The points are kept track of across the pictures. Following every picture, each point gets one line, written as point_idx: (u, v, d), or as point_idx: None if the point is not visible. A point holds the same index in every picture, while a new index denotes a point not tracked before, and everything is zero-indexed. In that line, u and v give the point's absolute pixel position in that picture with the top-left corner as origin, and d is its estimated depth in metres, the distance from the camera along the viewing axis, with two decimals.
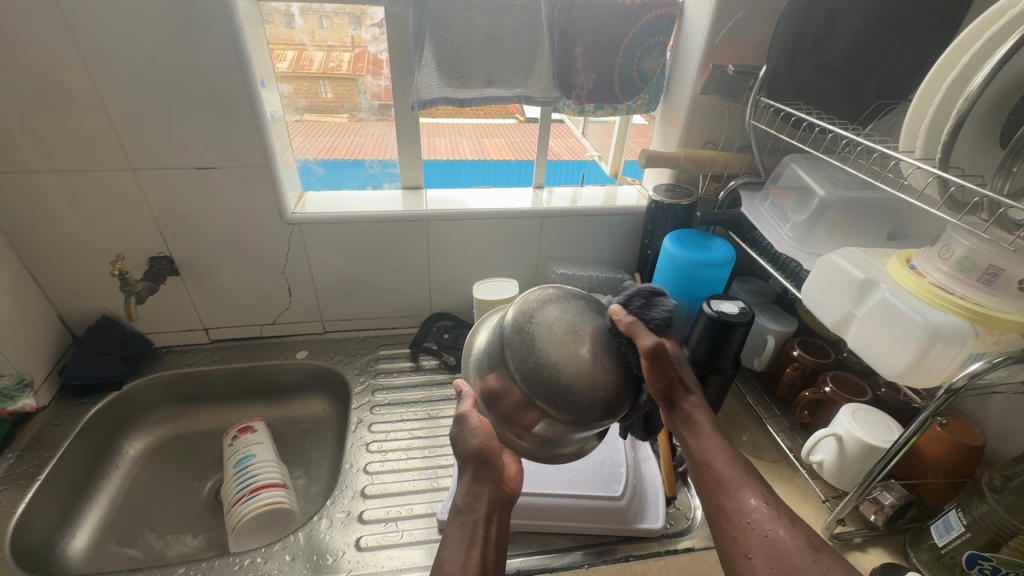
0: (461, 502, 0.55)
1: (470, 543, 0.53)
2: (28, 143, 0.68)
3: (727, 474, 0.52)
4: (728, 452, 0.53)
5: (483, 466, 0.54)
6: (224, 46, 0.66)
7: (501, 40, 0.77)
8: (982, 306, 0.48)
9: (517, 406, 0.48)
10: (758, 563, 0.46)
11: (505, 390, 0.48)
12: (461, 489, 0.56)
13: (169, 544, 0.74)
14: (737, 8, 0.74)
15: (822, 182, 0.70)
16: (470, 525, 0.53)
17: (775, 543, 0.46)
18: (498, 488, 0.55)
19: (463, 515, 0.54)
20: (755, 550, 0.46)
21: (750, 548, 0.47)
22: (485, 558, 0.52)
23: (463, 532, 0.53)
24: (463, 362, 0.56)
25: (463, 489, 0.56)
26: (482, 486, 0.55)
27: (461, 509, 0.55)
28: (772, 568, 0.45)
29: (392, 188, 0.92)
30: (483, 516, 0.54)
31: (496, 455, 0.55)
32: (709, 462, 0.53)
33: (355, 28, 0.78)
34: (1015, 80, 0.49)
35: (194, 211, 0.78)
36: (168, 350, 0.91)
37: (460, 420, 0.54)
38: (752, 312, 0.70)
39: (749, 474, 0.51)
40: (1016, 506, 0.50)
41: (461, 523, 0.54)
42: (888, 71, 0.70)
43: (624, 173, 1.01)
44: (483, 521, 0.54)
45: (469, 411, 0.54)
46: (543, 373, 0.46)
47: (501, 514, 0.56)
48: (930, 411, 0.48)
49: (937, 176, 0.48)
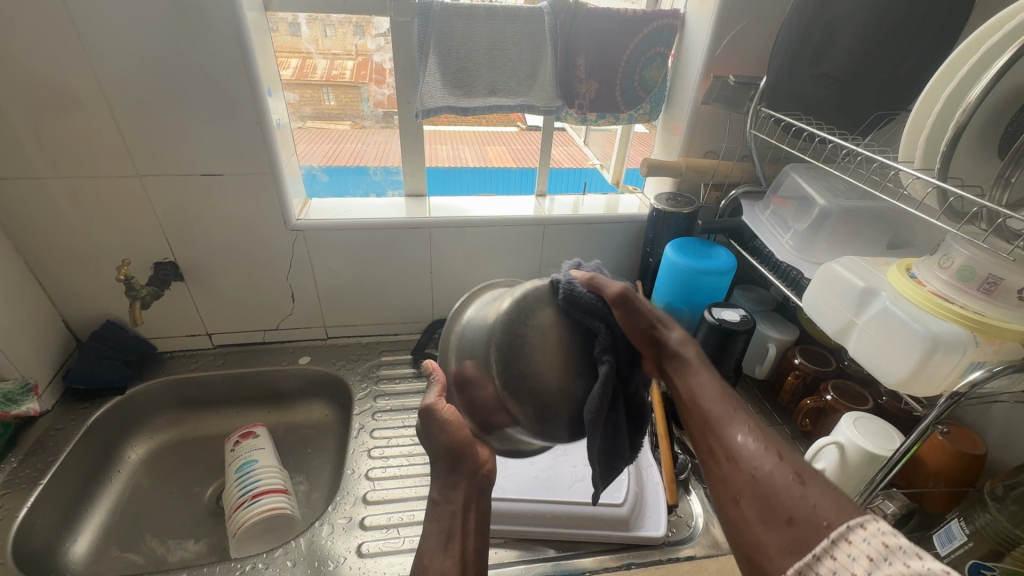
0: (437, 493, 0.52)
1: (449, 536, 0.50)
2: (37, 148, 0.69)
3: (713, 415, 0.47)
4: (713, 392, 0.48)
5: (457, 462, 0.50)
6: (234, 57, 0.67)
7: (505, 50, 0.78)
8: (981, 315, 0.48)
9: (489, 403, 0.48)
10: (745, 506, 0.40)
11: (479, 381, 0.48)
12: (434, 484, 0.51)
13: (170, 549, 0.74)
14: (737, 20, 0.75)
15: (822, 192, 0.71)
16: (447, 518, 0.50)
17: (763, 481, 0.40)
18: (475, 477, 0.51)
19: (440, 507, 0.51)
20: (743, 491, 0.41)
21: (738, 490, 0.41)
22: (466, 549, 0.49)
23: (438, 524, 0.50)
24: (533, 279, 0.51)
25: (438, 483, 0.52)
26: (458, 479, 0.50)
27: (437, 502, 0.51)
28: (759, 507, 0.39)
29: (395, 195, 0.93)
30: (461, 507, 0.51)
31: (472, 442, 0.50)
32: (699, 399, 0.48)
33: (360, 37, 0.79)
34: (1012, 93, 0.50)
35: (200, 217, 0.78)
36: (171, 354, 0.91)
37: (425, 412, 0.49)
38: (754, 321, 0.70)
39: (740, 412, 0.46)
40: (1017, 516, 0.51)
41: (436, 515, 0.51)
42: (888, 81, 0.71)
43: (626, 181, 1.02)
44: (461, 512, 0.51)
45: (436, 401, 0.49)
46: (507, 324, 0.47)
47: (481, 499, 0.52)
48: (931, 419, 0.48)
49: (936, 186, 0.49)
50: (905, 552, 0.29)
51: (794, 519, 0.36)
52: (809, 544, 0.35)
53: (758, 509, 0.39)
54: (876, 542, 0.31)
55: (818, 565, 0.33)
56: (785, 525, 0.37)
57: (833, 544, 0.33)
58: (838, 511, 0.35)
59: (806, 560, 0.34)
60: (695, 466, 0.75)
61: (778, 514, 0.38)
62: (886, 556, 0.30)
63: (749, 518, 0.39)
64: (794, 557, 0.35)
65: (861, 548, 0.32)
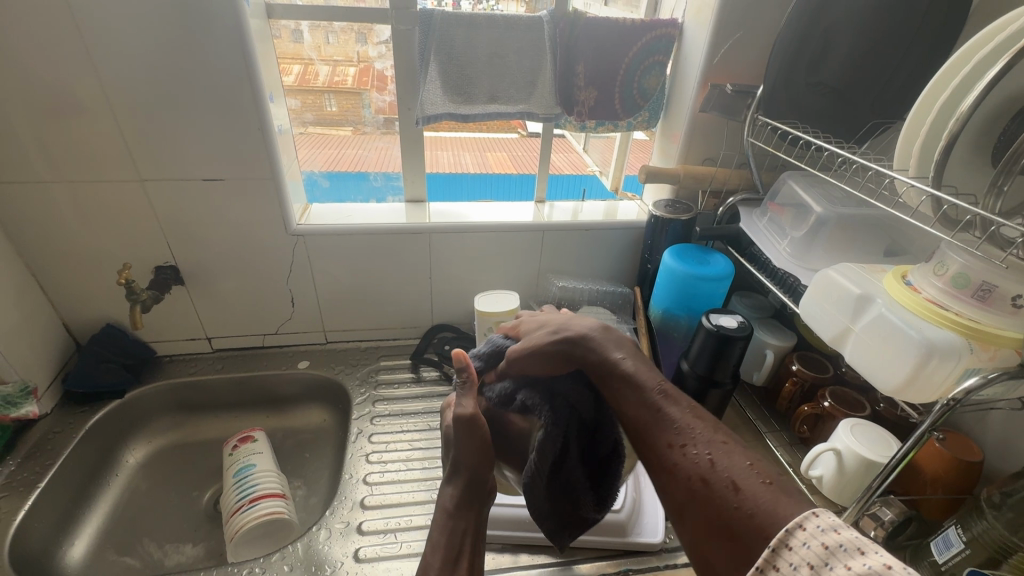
0: (449, 505, 0.55)
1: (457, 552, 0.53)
2: (40, 153, 0.69)
3: (642, 417, 0.46)
4: (637, 390, 0.48)
5: (478, 477, 0.55)
6: (237, 63, 0.68)
7: (505, 58, 0.79)
8: (976, 322, 0.48)
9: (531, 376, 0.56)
10: (691, 518, 0.40)
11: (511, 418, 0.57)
12: (451, 494, 0.55)
13: (167, 553, 0.74)
14: (734, 30, 0.76)
15: (818, 199, 0.72)
16: (459, 534, 0.54)
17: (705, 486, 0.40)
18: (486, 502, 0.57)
19: (454, 520, 0.54)
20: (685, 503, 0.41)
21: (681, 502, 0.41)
22: (472, 569, 0.53)
23: (449, 538, 0.53)
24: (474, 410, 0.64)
25: (455, 494, 0.55)
26: (473, 499, 0.55)
27: (450, 514, 0.54)
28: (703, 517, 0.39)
29: (395, 202, 0.94)
30: (472, 526, 0.55)
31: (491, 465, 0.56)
32: (630, 394, 0.48)
33: (363, 45, 0.80)
34: (1004, 102, 0.51)
35: (202, 222, 0.79)
36: (171, 358, 0.92)
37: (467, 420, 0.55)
38: (751, 326, 0.71)
39: (673, 404, 0.46)
40: (1015, 523, 0.51)
41: (447, 528, 0.54)
42: (885, 90, 0.71)
43: (625, 188, 1.03)
44: (471, 531, 0.54)
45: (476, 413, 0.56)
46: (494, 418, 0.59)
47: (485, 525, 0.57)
48: (927, 425, 0.48)
49: (930, 194, 0.49)
50: (846, 552, 0.31)
51: (736, 533, 0.37)
52: (753, 557, 0.35)
53: (702, 523, 0.39)
54: (816, 546, 0.32)
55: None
56: (728, 539, 0.37)
57: (776, 553, 0.34)
58: (779, 518, 0.35)
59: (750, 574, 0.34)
60: None
61: (720, 527, 0.38)
62: (827, 559, 0.31)
63: (697, 534, 0.39)
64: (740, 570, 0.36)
65: (803, 555, 0.32)
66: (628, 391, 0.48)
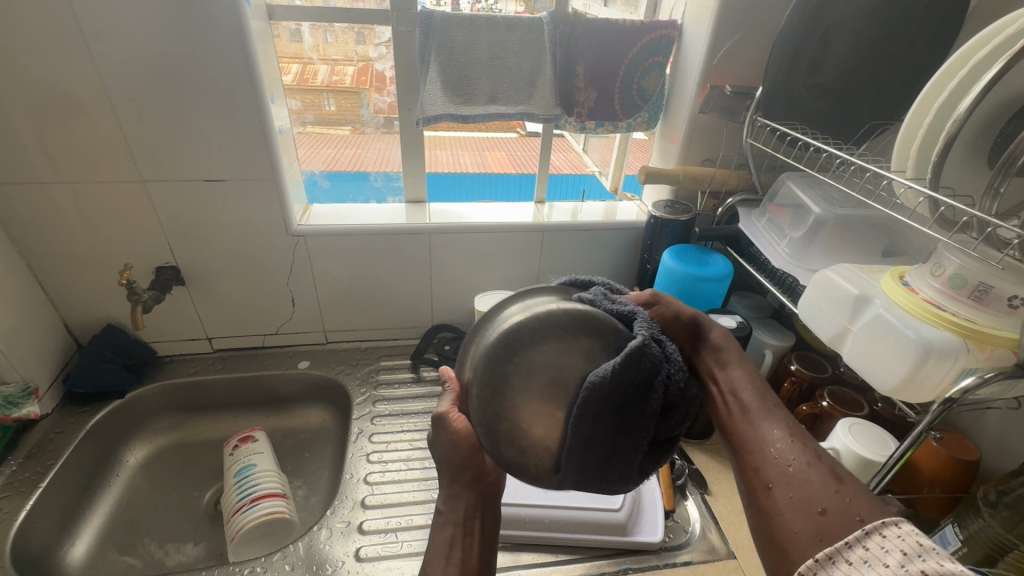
0: (442, 503, 0.53)
1: (451, 545, 0.50)
2: (42, 154, 0.69)
3: (754, 403, 0.47)
4: (752, 385, 0.49)
5: (460, 471, 0.52)
6: (238, 64, 0.68)
7: (505, 59, 0.79)
8: (973, 323, 0.49)
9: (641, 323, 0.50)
10: (779, 494, 0.40)
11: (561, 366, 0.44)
12: (441, 492, 0.54)
13: (169, 553, 0.74)
14: (733, 31, 0.77)
15: (817, 200, 0.72)
16: (450, 526, 0.51)
17: (800, 469, 0.40)
18: (479, 494, 0.52)
19: (445, 516, 0.52)
20: (776, 480, 0.41)
21: (771, 478, 0.41)
22: (466, 559, 0.50)
23: (443, 533, 0.51)
24: (472, 335, 0.48)
25: (444, 491, 0.53)
26: (459, 493, 0.52)
27: (442, 512, 0.53)
28: (791, 495, 0.39)
29: (395, 202, 0.94)
30: (462, 517, 0.52)
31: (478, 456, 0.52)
32: (738, 390, 0.49)
33: (362, 45, 0.80)
34: (1000, 105, 0.51)
35: (203, 222, 0.79)
36: (171, 359, 0.92)
37: (438, 419, 0.52)
38: (750, 327, 0.72)
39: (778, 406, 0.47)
40: (1011, 521, 0.51)
41: (440, 524, 0.52)
42: (882, 92, 0.72)
43: (624, 188, 1.03)
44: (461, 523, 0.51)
45: (447, 410, 0.51)
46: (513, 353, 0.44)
47: (486, 513, 0.53)
48: (925, 424, 0.49)
49: (928, 195, 0.50)
50: (940, 551, 0.29)
51: (828, 510, 0.36)
52: (841, 536, 0.34)
53: (790, 498, 0.39)
54: (910, 540, 0.31)
55: (850, 552, 0.33)
56: (817, 515, 0.36)
57: (866, 535, 0.33)
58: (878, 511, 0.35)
59: (836, 548, 0.34)
60: (691, 471, 0.76)
61: (810, 506, 0.37)
62: (920, 553, 0.30)
63: (781, 507, 0.39)
64: (823, 545, 0.35)
65: (896, 543, 0.31)
66: (738, 387, 0.49)
